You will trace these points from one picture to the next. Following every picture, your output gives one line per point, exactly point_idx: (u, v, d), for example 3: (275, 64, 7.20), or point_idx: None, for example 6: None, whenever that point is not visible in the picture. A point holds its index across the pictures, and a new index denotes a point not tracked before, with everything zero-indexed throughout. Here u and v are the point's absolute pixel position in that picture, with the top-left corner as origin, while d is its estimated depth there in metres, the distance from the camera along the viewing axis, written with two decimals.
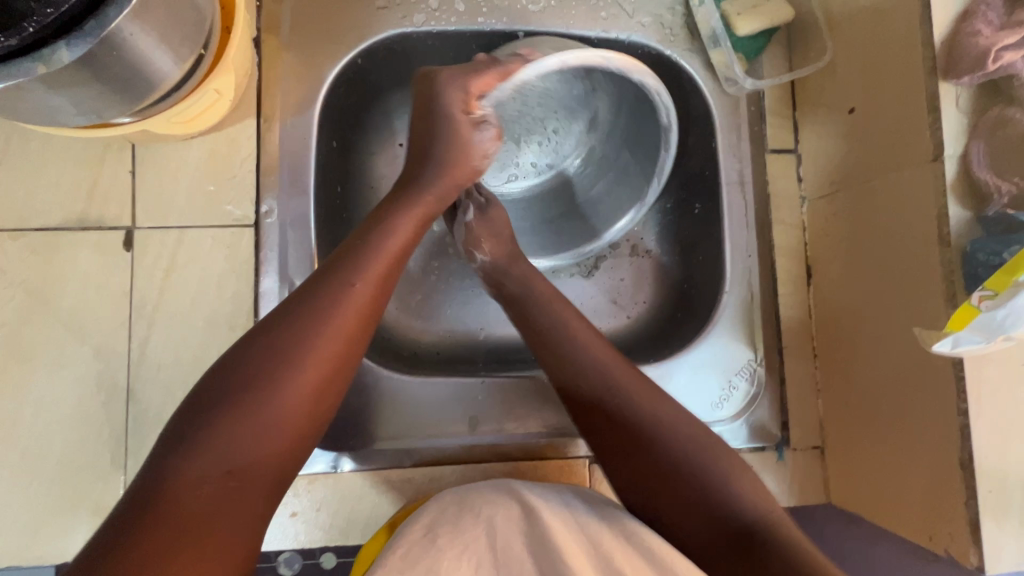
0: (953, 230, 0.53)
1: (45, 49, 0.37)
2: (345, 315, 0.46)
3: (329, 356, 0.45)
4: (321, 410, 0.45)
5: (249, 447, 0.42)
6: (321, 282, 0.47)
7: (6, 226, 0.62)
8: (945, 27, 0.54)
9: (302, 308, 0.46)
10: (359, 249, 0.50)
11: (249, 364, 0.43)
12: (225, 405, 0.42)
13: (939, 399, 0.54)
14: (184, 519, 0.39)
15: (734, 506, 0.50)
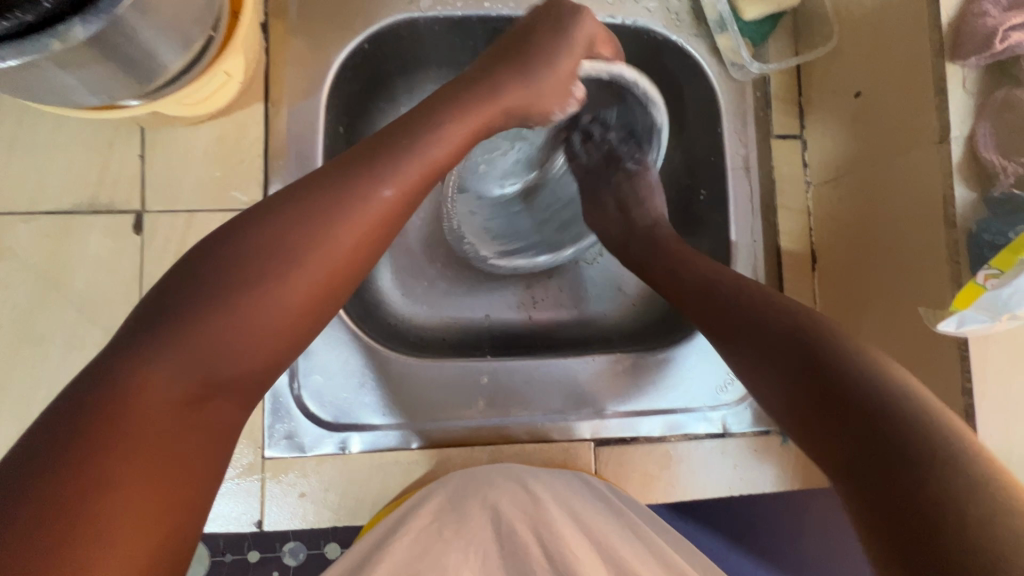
0: (960, 210, 0.53)
1: (61, 25, 0.38)
2: (357, 217, 0.44)
3: (337, 253, 0.43)
4: (314, 314, 0.43)
5: (238, 334, 0.40)
6: (343, 172, 0.45)
7: (18, 209, 0.62)
8: (953, 8, 0.54)
9: (321, 186, 0.44)
10: (388, 152, 0.46)
11: (255, 244, 0.41)
12: (218, 288, 0.40)
13: (944, 379, 0.55)
14: (169, 393, 0.38)
15: (861, 384, 0.42)
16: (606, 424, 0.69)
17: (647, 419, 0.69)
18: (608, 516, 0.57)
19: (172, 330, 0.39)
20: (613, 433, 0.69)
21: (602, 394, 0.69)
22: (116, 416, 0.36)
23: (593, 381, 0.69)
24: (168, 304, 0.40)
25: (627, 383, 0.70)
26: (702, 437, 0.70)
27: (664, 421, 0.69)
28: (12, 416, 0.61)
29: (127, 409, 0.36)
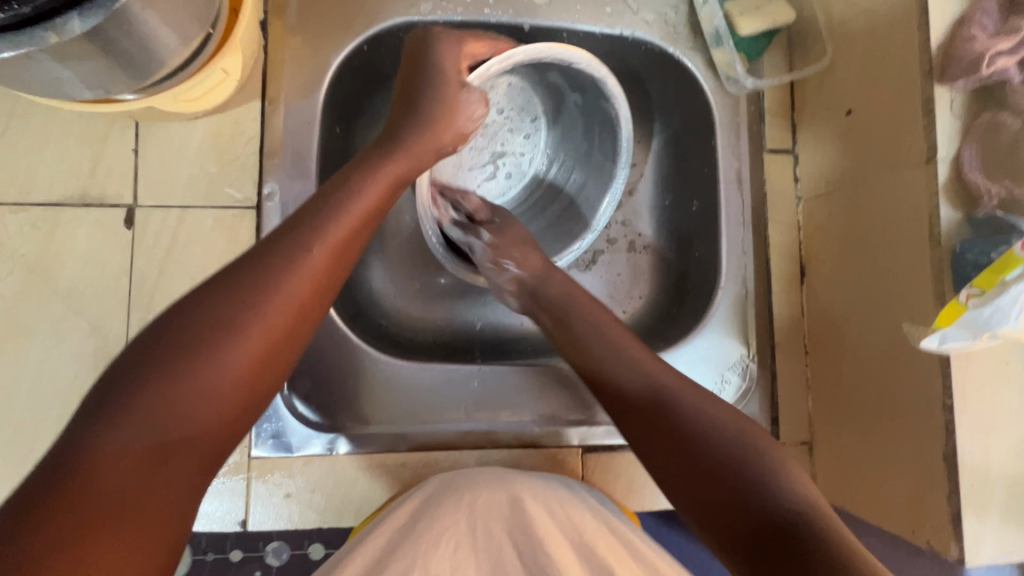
0: (945, 230, 0.54)
1: (58, 19, 0.37)
2: (298, 273, 0.44)
3: (279, 316, 0.43)
4: (260, 378, 0.42)
5: (186, 408, 0.38)
6: (278, 239, 0.46)
7: (7, 199, 0.62)
8: (942, 32, 0.55)
9: (260, 253, 0.45)
10: (316, 217, 0.47)
11: (196, 321, 0.40)
12: (160, 368, 0.39)
13: (925, 396, 0.56)
14: (118, 478, 0.36)
15: (774, 503, 0.45)
16: (594, 431, 0.69)
17: None
18: (590, 518, 0.56)
19: (118, 415, 0.37)
20: (601, 441, 0.69)
21: (591, 401, 0.69)
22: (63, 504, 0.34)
23: (583, 387, 0.69)
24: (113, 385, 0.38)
25: None
26: None
27: None
28: None
29: (79, 486, 0.35)
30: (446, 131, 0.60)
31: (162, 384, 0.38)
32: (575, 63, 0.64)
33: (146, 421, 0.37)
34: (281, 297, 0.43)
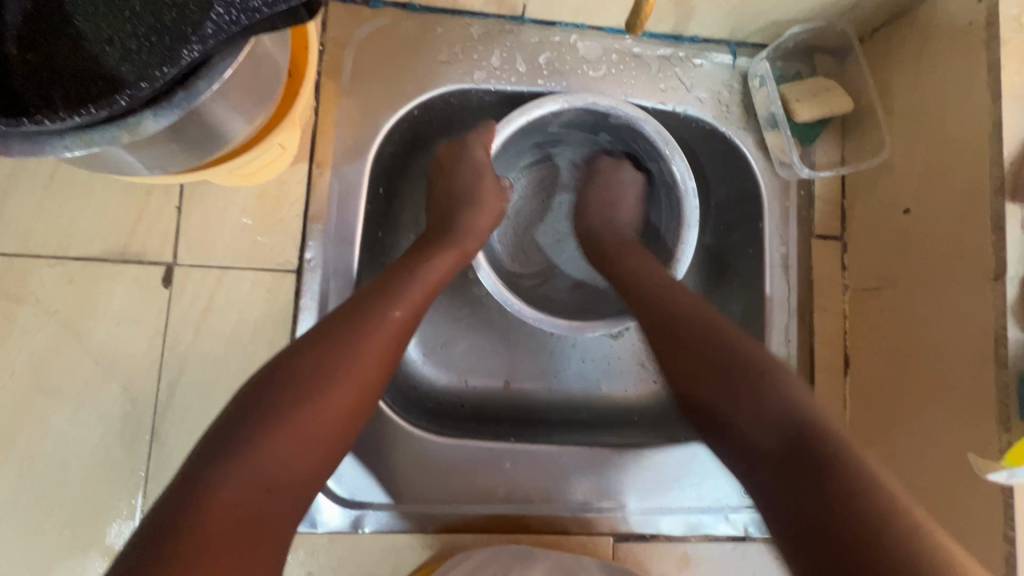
0: (1011, 352, 0.52)
1: (132, 116, 0.36)
2: (381, 336, 0.48)
3: (367, 372, 0.47)
4: (351, 426, 0.46)
5: (287, 455, 0.42)
6: (363, 304, 0.49)
7: (45, 252, 0.60)
8: (1015, 147, 0.54)
9: (349, 315, 0.48)
10: (396, 282, 0.52)
11: (298, 375, 0.44)
12: (269, 413, 0.42)
13: (983, 522, 0.53)
14: (230, 518, 0.39)
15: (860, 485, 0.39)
16: (627, 519, 0.67)
17: (669, 516, 0.67)
18: None
19: (232, 462, 0.40)
20: (633, 529, 0.67)
21: (625, 488, 0.67)
22: (187, 538, 0.37)
23: (618, 473, 0.67)
24: (230, 429, 0.42)
25: (649, 479, 0.68)
26: (723, 539, 0.68)
27: (685, 520, 0.68)
28: (16, 470, 0.58)
29: (202, 522, 0.38)
30: (482, 214, 0.64)
31: (268, 430, 0.42)
32: (597, 106, 0.66)
33: (256, 466, 0.40)
34: (367, 354, 0.47)
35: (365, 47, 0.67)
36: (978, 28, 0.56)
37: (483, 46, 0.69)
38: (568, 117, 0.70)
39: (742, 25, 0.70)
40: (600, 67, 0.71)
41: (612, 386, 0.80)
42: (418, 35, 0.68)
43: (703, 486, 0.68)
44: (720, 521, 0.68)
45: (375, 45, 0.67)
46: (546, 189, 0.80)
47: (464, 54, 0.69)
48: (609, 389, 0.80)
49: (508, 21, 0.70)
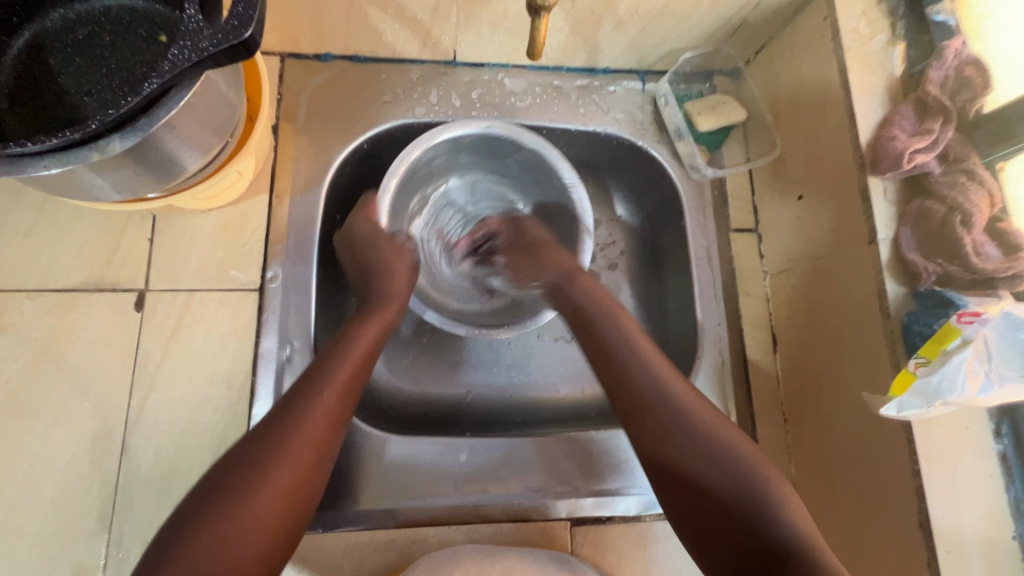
0: (892, 303, 0.59)
1: (101, 140, 0.44)
2: (310, 420, 0.52)
3: (300, 456, 0.50)
4: (292, 512, 0.49)
5: (226, 549, 0.44)
6: (292, 391, 0.54)
7: (27, 286, 0.66)
8: (869, 132, 0.63)
9: (280, 404, 0.53)
10: (319, 364, 0.57)
11: (229, 469, 0.48)
12: (206, 512, 0.45)
13: (893, 463, 0.58)
14: None
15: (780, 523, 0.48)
16: (582, 503, 0.70)
17: (623, 497, 0.71)
18: None
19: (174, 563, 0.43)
20: (588, 513, 0.70)
21: (579, 473, 0.71)
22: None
23: (570, 457, 0.71)
24: (175, 532, 0.45)
25: (598, 462, 0.72)
26: None
27: (640, 499, 0.71)
28: None
29: None
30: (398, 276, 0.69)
31: (204, 525, 0.45)
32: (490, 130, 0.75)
33: (197, 564, 0.43)
34: (298, 437, 0.51)
35: (317, 94, 0.77)
36: (827, 42, 0.68)
37: (422, 86, 0.80)
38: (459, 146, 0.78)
39: (643, 56, 0.81)
40: (526, 98, 0.82)
41: (569, 388, 0.84)
42: (366, 81, 0.78)
43: None
44: None
45: (327, 92, 0.77)
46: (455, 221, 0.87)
47: (406, 94, 0.79)
48: (567, 391, 0.84)
49: (442, 65, 0.80)
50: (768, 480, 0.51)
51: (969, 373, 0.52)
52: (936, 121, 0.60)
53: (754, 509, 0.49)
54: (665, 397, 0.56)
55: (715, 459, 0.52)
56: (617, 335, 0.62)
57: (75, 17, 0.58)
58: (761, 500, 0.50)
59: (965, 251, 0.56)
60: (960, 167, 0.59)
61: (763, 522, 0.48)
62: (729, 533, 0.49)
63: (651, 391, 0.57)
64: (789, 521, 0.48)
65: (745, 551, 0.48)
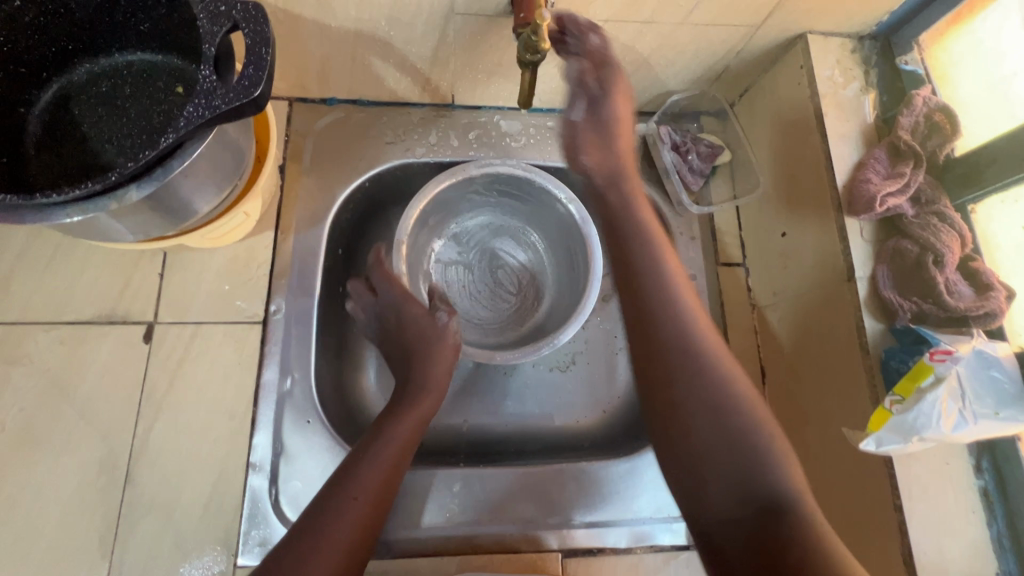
0: (869, 339, 0.61)
1: (120, 190, 0.48)
2: (349, 522, 0.57)
3: (345, 554, 0.56)
4: None
5: None
6: (338, 496, 0.58)
7: (42, 319, 0.69)
8: (846, 175, 0.66)
9: (327, 513, 0.57)
10: (358, 461, 0.61)
11: (282, 561, 0.53)
12: None
13: (876, 497, 0.59)
14: None
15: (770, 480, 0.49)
16: (573, 534, 0.71)
17: (614, 528, 0.72)
18: None
19: None
20: (579, 544, 0.71)
21: (571, 504, 0.72)
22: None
23: (562, 487, 0.73)
24: None
25: (590, 494, 0.73)
26: (669, 549, 0.72)
27: (631, 531, 0.72)
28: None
29: None
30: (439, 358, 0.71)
31: None
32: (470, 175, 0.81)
33: None
34: (340, 533, 0.56)
35: (323, 136, 0.82)
36: (805, 89, 0.71)
37: (422, 128, 0.84)
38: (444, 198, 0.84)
39: (632, 99, 0.85)
40: (520, 138, 0.86)
41: (564, 418, 0.86)
42: (369, 124, 0.83)
43: (643, 497, 0.73)
44: (665, 531, 0.72)
45: (331, 134, 0.82)
46: (460, 269, 0.93)
47: (406, 135, 0.83)
48: (562, 420, 0.86)
49: (442, 108, 0.85)
50: (764, 439, 0.51)
51: (944, 409, 0.54)
52: (906, 165, 0.63)
53: (747, 473, 0.49)
54: (684, 357, 0.55)
55: (727, 425, 0.52)
56: (659, 304, 0.58)
57: (99, 71, 0.62)
58: (752, 449, 0.50)
59: (938, 289, 0.59)
60: (931, 208, 0.62)
61: (753, 478, 0.49)
62: (730, 487, 0.50)
63: (675, 354, 0.55)
64: (782, 473, 0.49)
65: (729, 514, 0.49)
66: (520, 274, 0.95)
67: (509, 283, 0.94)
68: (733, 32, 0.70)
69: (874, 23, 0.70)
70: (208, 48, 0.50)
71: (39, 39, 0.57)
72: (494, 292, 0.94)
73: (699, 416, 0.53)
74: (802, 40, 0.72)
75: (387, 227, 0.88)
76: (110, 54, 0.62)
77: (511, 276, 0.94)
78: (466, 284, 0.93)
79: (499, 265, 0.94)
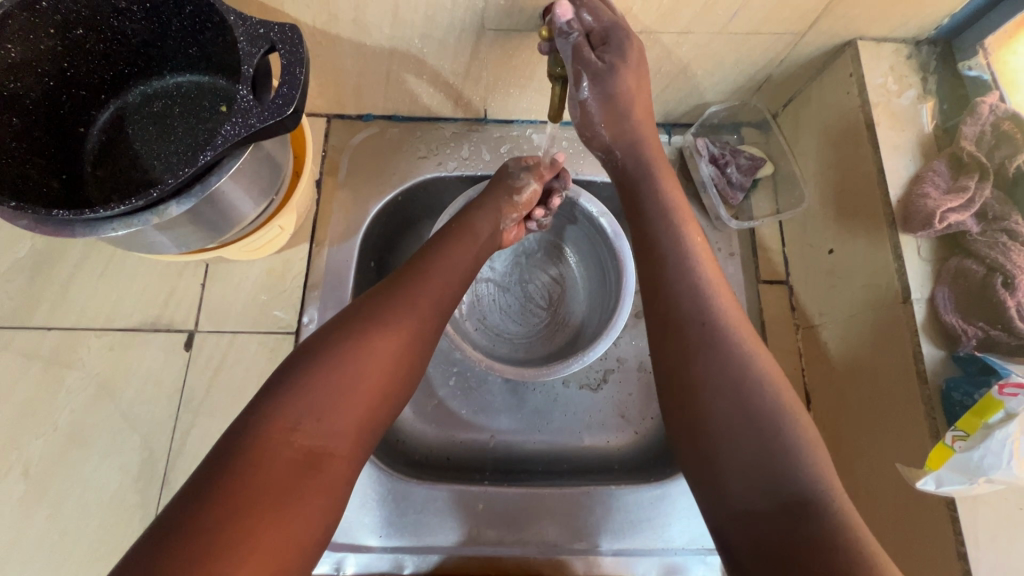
0: (929, 368, 0.56)
1: (160, 205, 0.50)
2: (394, 338, 0.53)
3: (372, 392, 0.50)
4: (393, 387, 0.52)
5: (335, 406, 0.48)
6: (398, 281, 0.57)
7: (94, 325, 0.73)
8: (900, 189, 0.62)
9: (380, 298, 0.55)
10: (410, 272, 0.59)
11: (292, 385, 0.48)
12: (320, 362, 0.49)
13: (937, 544, 0.54)
14: (282, 454, 0.45)
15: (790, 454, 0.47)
16: (600, 561, 0.70)
17: (643, 558, 0.70)
18: None
19: (290, 403, 0.47)
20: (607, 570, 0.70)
21: (597, 529, 0.71)
22: (203, 523, 0.40)
23: (590, 511, 0.72)
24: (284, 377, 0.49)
25: (617, 519, 0.71)
26: None
27: (660, 560, 0.70)
28: (46, 514, 0.67)
29: (256, 457, 0.44)
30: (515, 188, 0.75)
31: (313, 390, 0.48)
32: None
33: (311, 407, 0.47)
34: (377, 370, 0.51)
35: (358, 150, 0.83)
36: (854, 97, 0.67)
37: (454, 142, 0.85)
38: None
39: (668, 111, 0.82)
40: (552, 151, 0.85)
41: (593, 438, 0.83)
42: (403, 139, 0.84)
43: (673, 526, 0.71)
44: (694, 562, 0.71)
45: (366, 149, 0.83)
46: (491, 286, 0.93)
47: (439, 149, 0.84)
48: (591, 440, 0.83)
49: (474, 122, 0.85)
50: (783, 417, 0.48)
51: (1016, 448, 0.49)
52: (971, 178, 0.59)
53: (773, 454, 0.47)
54: (699, 336, 0.53)
55: (755, 416, 0.48)
56: (684, 288, 0.56)
57: (151, 91, 0.66)
58: (778, 435, 0.47)
59: (1008, 315, 0.54)
60: (1000, 226, 0.57)
61: (778, 476, 0.46)
62: (756, 481, 0.46)
63: (694, 327, 0.54)
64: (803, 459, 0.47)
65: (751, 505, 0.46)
66: (552, 289, 0.93)
67: (540, 297, 0.93)
68: (776, 41, 0.67)
69: (933, 27, 0.66)
70: (246, 68, 0.52)
71: (99, 63, 0.61)
72: (526, 306, 0.92)
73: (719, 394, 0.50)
74: (852, 47, 0.68)
75: (417, 239, 0.89)
76: (162, 75, 0.65)
77: (543, 291, 0.93)
78: (497, 300, 0.92)
79: (530, 281, 0.94)
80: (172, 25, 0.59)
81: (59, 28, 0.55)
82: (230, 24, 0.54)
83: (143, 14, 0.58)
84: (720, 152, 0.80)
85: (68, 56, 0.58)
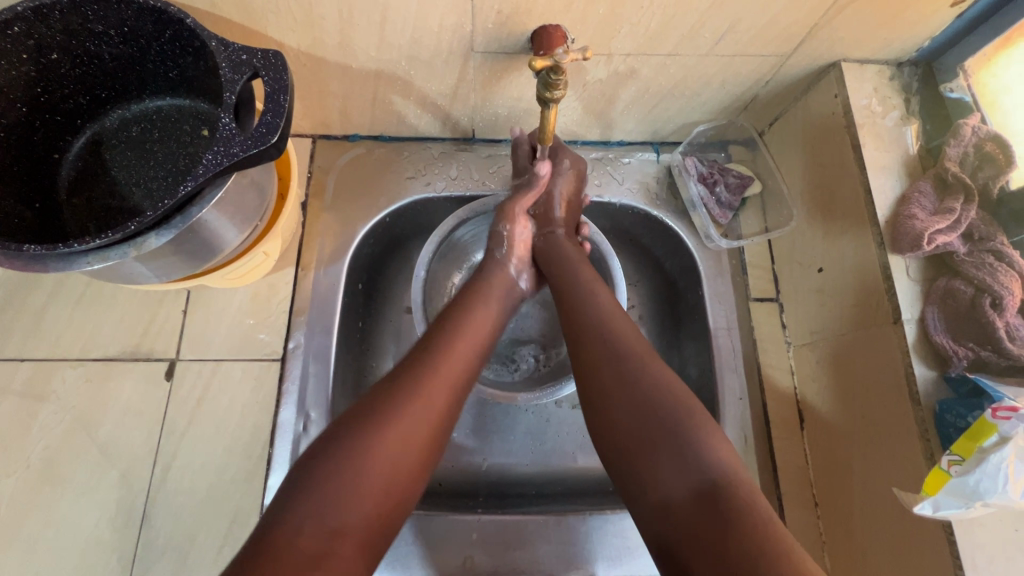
0: (921, 389, 0.56)
1: (139, 237, 0.49)
2: (416, 418, 0.51)
3: (389, 479, 0.47)
4: (414, 478, 0.49)
5: (349, 495, 0.45)
6: (418, 359, 0.56)
7: (70, 355, 0.71)
8: (887, 209, 0.63)
9: (402, 375, 0.54)
10: (433, 346, 0.58)
11: (310, 474, 0.45)
12: (339, 450, 0.47)
13: (936, 568, 0.54)
14: (290, 550, 0.41)
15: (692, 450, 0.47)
16: None
17: None
18: None
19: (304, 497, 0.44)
20: None
21: (592, 555, 0.70)
22: None
23: (585, 537, 0.71)
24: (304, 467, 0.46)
25: (614, 545, 0.70)
26: None
27: None
28: (17, 558, 0.64)
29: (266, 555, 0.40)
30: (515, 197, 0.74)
31: (329, 480, 0.45)
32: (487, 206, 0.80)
33: (324, 496, 0.44)
34: (397, 457, 0.48)
35: (345, 171, 0.82)
36: (840, 118, 0.68)
37: (442, 163, 0.84)
38: (462, 232, 0.83)
39: (656, 131, 0.82)
40: None
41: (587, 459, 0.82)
42: (390, 160, 0.83)
43: None
44: None
45: (352, 170, 0.82)
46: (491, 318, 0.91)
47: (426, 169, 0.83)
48: (585, 461, 0.82)
49: (462, 141, 0.85)
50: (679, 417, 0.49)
51: (1011, 471, 0.49)
52: (956, 200, 0.59)
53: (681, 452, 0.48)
54: (620, 372, 0.54)
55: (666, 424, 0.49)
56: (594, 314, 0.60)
57: (130, 116, 0.64)
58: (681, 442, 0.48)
59: (996, 335, 0.55)
60: (987, 246, 0.58)
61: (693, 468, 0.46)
62: (682, 473, 0.46)
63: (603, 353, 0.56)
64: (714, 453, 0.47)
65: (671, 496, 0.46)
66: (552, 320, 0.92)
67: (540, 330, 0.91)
68: (762, 63, 0.68)
69: (914, 49, 0.67)
70: (228, 95, 0.51)
71: (74, 87, 0.59)
72: (528, 330, 0.91)
73: (632, 422, 0.50)
74: (835, 69, 0.69)
75: (404, 260, 0.87)
76: (141, 99, 0.64)
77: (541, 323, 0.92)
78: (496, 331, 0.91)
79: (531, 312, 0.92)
80: (151, 50, 0.57)
81: (32, 53, 0.54)
82: (212, 50, 0.53)
83: (121, 39, 0.56)
84: (708, 171, 0.81)
85: (42, 81, 0.56)
